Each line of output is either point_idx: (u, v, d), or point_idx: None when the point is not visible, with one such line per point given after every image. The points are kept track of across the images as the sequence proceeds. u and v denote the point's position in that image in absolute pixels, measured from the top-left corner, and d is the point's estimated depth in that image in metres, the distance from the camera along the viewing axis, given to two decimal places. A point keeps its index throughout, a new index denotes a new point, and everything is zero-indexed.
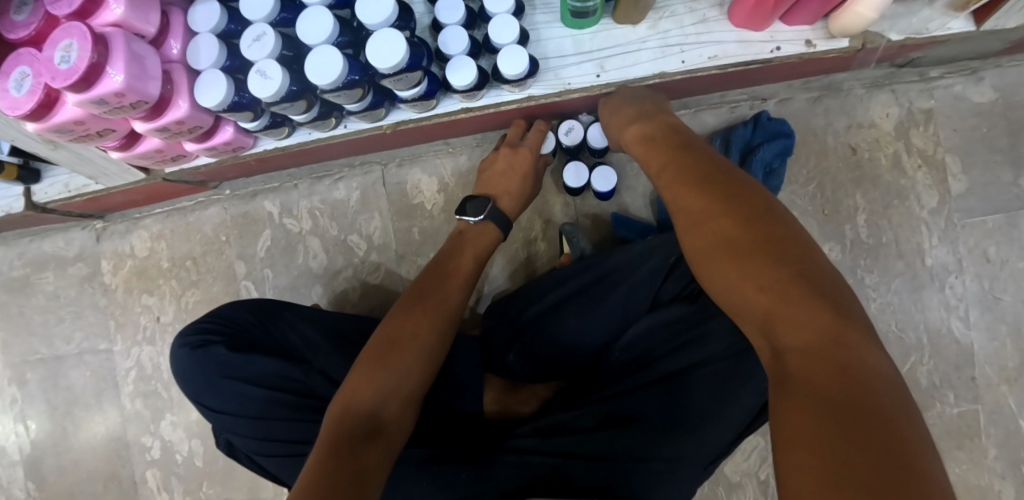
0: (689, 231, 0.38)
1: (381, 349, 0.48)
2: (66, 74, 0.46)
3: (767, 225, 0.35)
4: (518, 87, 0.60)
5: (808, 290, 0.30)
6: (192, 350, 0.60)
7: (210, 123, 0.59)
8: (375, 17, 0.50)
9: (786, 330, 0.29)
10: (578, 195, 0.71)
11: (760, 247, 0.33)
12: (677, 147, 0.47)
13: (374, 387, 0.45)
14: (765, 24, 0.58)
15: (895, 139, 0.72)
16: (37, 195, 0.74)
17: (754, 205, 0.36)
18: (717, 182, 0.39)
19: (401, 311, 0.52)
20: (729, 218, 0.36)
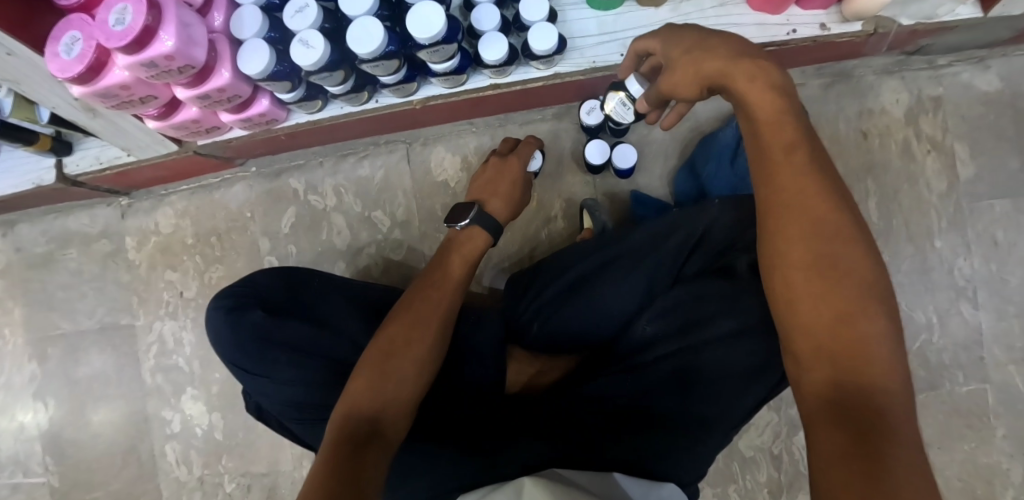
0: (785, 225, 0.35)
1: (385, 357, 0.48)
2: (121, 35, 0.48)
3: (837, 228, 0.34)
4: (546, 64, 0.62)
5: (854, 305, 0.32)
6: (225, 312, 0.62)
7: (248, 92, 0.61)
8: None
9: (823, 347, 0.32)
10: (598, 173, 0.73)
11: (823, 253, 0.33)
12: (771, 89, 0.38)
13: (380, 397, 0.45)
14: (783, 7, 0.61)
15: (905, 125, 0.75)
16: (69, 167, 0.75)
17: (831, 201, 0.35)
18: (804, 163, 0.36)
19: (405, 315, 0.52)
20: (808, 211, 0.34)
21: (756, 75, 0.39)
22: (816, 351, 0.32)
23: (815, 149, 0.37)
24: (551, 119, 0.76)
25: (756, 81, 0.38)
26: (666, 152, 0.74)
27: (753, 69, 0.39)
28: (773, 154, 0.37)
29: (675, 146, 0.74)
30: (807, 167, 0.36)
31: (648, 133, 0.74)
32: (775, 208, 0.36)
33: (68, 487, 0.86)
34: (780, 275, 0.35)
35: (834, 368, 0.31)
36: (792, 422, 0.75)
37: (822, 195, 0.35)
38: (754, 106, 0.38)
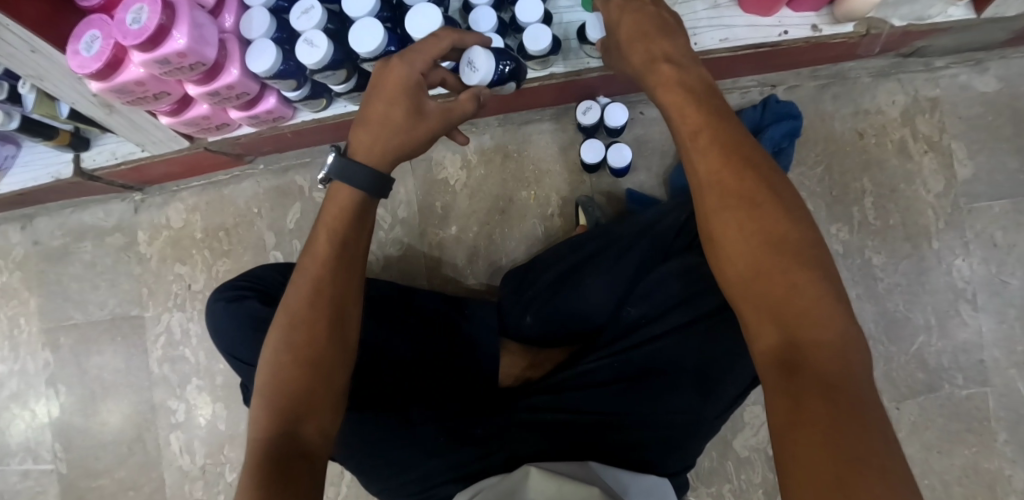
0: (710, 199, 0.36)
1: (289, 351, 0.40)
2: (137, 34, 0.51)
3: (762, 199, 0.35)
4: (542, 64, 0.64)
5: (789, 269, 0.32)
6: (227, 304, 0.64)
7: (256, 90, 0.64)
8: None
9: (766, 313, 0.32)
10: (594, 172, 0.74)
11: (747, 227, 0.34)
12: (687, 87, 0.41)
13: (295, 401, 0.38)
14: (774, 9, 0.62)
15: (902, 126, 0.75)
16: (86, 162, 0.78)
17: (750, 174, 0.36)
18: (721, 139, 0.37)
19: (297, 291, 0.42)
20: (728, 188, 0.36)
21: (671, 76, 0.42)
22: (766, 316, 0.32)
23: (731, 126, 0.38)
24: (549, 119, 0.77)
25: (668, 80, 0.42)
26: (662, 152, 0.75)
27: (667, 69, 0.43)
28: (691, 139, 0.38)
29: (670, 146, 0.75)
30: (721, 143, 0.37)
31: (644, 133, 0.76)
32: (699, 187, 0.37)
33: (76, 474, 0.89)
34: (720, 255, 0.36)
35: (783, 334, 0.31)
36: None
37: (754, 177, 0.36)
38: (671, 100, 0.41)
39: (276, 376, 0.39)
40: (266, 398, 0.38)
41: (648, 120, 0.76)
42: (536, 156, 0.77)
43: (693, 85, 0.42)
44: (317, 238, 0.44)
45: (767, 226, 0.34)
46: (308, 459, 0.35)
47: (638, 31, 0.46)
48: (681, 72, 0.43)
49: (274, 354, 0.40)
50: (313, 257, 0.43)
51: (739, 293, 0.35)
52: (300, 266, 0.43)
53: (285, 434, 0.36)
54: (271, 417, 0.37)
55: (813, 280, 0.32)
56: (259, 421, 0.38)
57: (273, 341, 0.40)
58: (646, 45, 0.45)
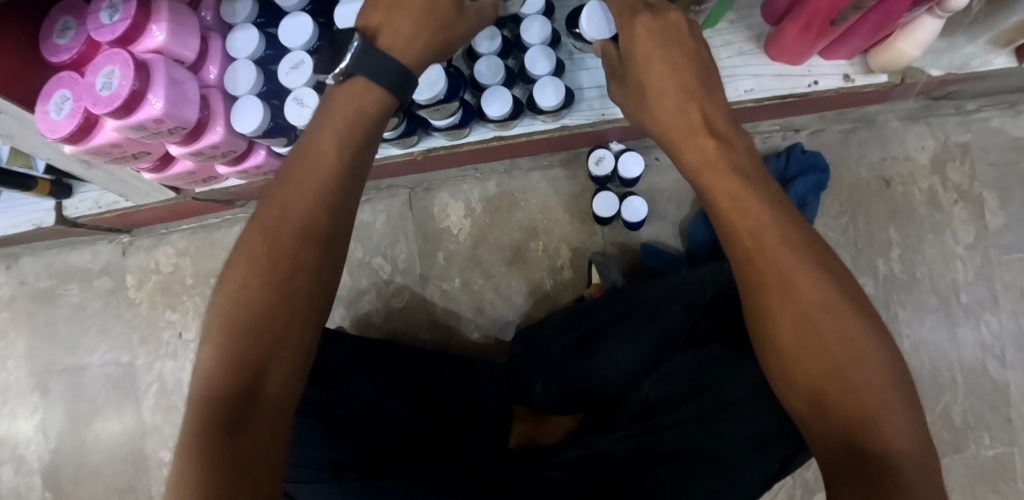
0: (774, 300, 0.34)
1: (254, 275, 0.32)
2: (108, 101, 0.47)
3: (834, 302, 0.34)
4: (554, 117, 0.59)
5: (860, 375, 0.32)
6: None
7: (244, 146, 0.59)
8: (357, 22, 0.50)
9: (834, 415, 0.33)
10: (607, 224, 0.70)
11: (814, 331, 0.33)
12: (738, 171, 0.37)
13: (254, 347, 0.31)
14: (805, 57, 0.58)
15: (931, 173, 0.71)
16: (69, 209, 0.74)
17: (819, 276, 0.34)
18: (788, 241, 0.35)
19: (278, 201, 0.34)
20: (794, 285, 0.34)
21: (723, 161, 0.38)
22: (825, 416, 0.33)
23: (792, 215, 0.36)
24: (560, 164, 0.73)
25: (717, 165, 0.37)
26: (678, 201, 0.71)
27: (714, 148, 0.38)
28: (753, 233, 0.35)
29: (686, 195, 0.71)
30: (789, 245, 0.35)
31: (659, 181, 0.72)
32: (763, 290, 0.35)
33: None
34: (773, 351, 0.35)
35: (847, 434, 0.32)
36: (807, 484, 0.72)
37: (816, 274, 0.34)
38: (724, 188, 0.37)
39: (234, 308, 0.31)
40: (222, 326, 0.31)
41: (664, 167, 0.72)
42: (544, 205, 0.73)
43: (749, 175, 0.37)
44: (314, 138, 0.35)
45: (829, 329, 0.33)
46: (264, 426, 0.30)
47: (675, 89, 0.40)
48: (728, 153, 0.38)
49: (236, 277, 0.32)
50: (305, 165, 0.35)
51: (797, 392, 0.34)
52: (284, 171, 0.35)
53: (237, 392, 0.30)
54: (224, 363, 0.30)
55: (873, 385, 0.32)
56: (205, 368, 0.31)
57: (240, 256, 0.33)
58: (690, 121, 0.39)
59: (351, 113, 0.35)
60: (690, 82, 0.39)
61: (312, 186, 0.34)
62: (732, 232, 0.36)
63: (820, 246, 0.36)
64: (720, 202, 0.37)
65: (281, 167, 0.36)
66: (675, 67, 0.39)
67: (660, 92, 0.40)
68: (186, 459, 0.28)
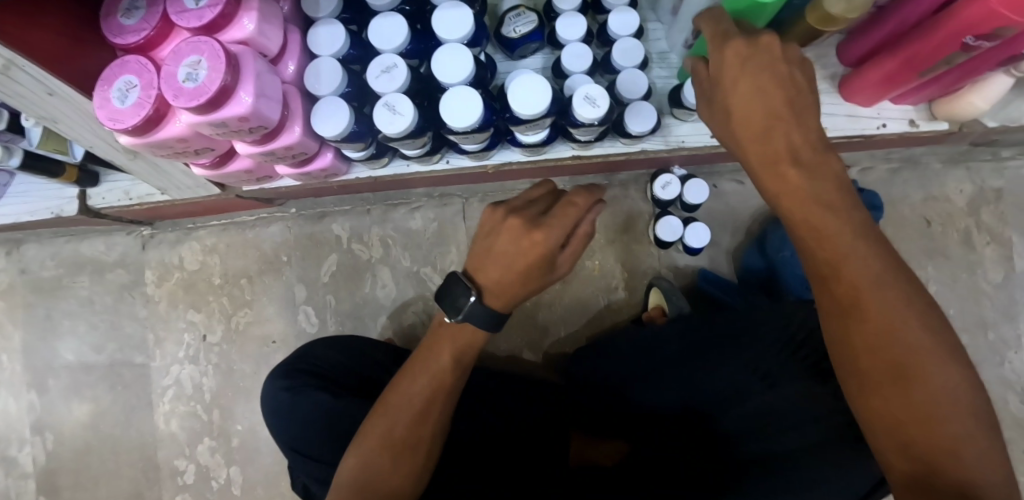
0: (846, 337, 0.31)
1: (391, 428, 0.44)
2: (196, 95, 0.44)
3: (902, 304, 0.29)
4: (636, 141, 0.58)
5: (925, 385, 0.29)
6: (290, 391, 0.54)
7: (314, 149, 0.56)
8: (451, 73, 0.49)
9: (892, 426, 0.30)
10: (665, 248, 0.70)
11: (876, 337, 0.30)
12: (823, 197, 0.31)
13: (381, 481, 0.43)
14: (878, 101, 0.60)
15: (967, 215, 0.74)
16: (93, 199, 0.68)
17: (884, 270, 0.30)
18: (847, 233, 0.30)
19: (424, 366, 0.46)
20: (869, 322, 0.29)
21: (793, 158, 0.31)
22: (899, 457, 0.29)
23: (875, 248, 0.30)
24: (618, 184, 0.73)
25: (800, 192, 0.31)
26: (734, 228, 0.72)
27: (797, 178, 0.31)
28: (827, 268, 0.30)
29: (743, 222, 0.72)
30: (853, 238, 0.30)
31: (716, 207, 0.72)
32: (822, 289, 0.31)
33: None
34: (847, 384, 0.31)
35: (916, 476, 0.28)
36: None
37: (891, 312, 0.29)
38: (788, 183, 0.31)
39: (370, 452, 0.44)
40: (359, 456, 0.44)
41: (721, 194, 0.72)
42: (602, 224, 0.72)
43: (830, 196, 0.31)
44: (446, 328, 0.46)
45: (904, 371, 0.29)
46: None
47: (758, 105, 0.32)
48: (813, 175, 0.31)
49: (377, 418, 0.45)
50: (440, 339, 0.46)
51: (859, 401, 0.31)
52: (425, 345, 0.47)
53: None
54: (356, 485, 0.43)
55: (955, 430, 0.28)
56: (346, 481, 0.44)
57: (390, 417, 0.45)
58: (768, 106, 0.31)
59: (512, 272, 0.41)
60: (777, 99, 0.31)
61: (445, 355, 0.45)
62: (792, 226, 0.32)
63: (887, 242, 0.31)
64: (796, 234, 0.32)
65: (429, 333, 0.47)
66: (765, 79, 0.31)
67: (744, 110, 0.32)
68: None
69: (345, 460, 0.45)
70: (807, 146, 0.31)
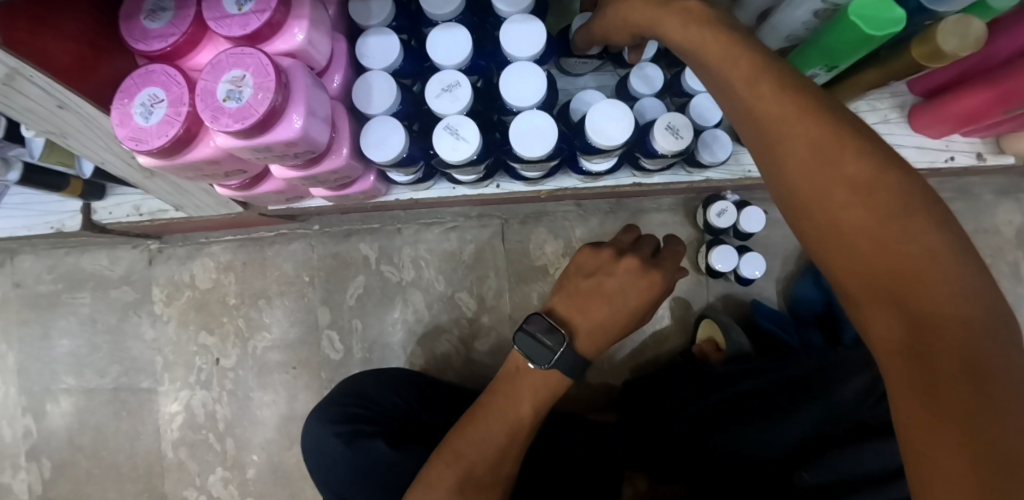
0: (903, 393, 0.22)
1: (468, 466, 0.43)
2: (241, 115, 0.39)
3: (958, 286, 0.22)
4: (703, 170, 0.54)
5: (1010, 397, 0.20)
6: (344, 440, 0.48)
7: (359, 173, 0.51)
8: (522, 96, 0.44)
9: (943, 450, 0.20)
10: (716, 276, 0.67)
11: (926, 327, 0.22)
12: (876, 200, 0.24)
13: None
14: (948, 134, 0.57)
15: (1016, 247, 0.72)
16: (98, 213, 0.61)
17: (939, 248, 0.23)
18: (880, 195, 0.24)
19: (509, 407, 0.45)
20: (950, 366, 0.21)
21: (820, 143, 0.25)
22: None
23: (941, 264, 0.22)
24: (666, 207, 0.69)
25: (840, 197, 0.24)
26: (786, 257, 0.69)
27: (836, 177, 0.24)
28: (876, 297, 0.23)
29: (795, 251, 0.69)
30: (887, 204, 0.23)
31: (767, 234, 0.69)
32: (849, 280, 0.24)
33: None
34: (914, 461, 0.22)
35: None
36: None
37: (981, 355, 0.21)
38: (803, 165, 0.25)
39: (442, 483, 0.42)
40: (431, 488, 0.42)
41: (772, 220, 0.69)
42: None
43: (885, 196, 0.24)
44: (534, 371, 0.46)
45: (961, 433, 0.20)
46: None
47: (791, 105, 0.25)
48: (860, 171, 0.24)
49: (451, 452, 0.44)
50: (529, 382, 0.46)
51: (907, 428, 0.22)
52: (499, 390, 0.46)
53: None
54: None
55: None
56: None
57: (465, 471, 0.43)
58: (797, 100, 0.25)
59: (603, 312, 0.46)
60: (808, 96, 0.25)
61: (530, 398, 0.45)
62: (801, 206, 0.26)
63: (956, 228, 0.23)
64: (834, 254, 0.25)
65: (509, 368, 0.47)
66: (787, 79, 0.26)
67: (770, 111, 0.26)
68: None
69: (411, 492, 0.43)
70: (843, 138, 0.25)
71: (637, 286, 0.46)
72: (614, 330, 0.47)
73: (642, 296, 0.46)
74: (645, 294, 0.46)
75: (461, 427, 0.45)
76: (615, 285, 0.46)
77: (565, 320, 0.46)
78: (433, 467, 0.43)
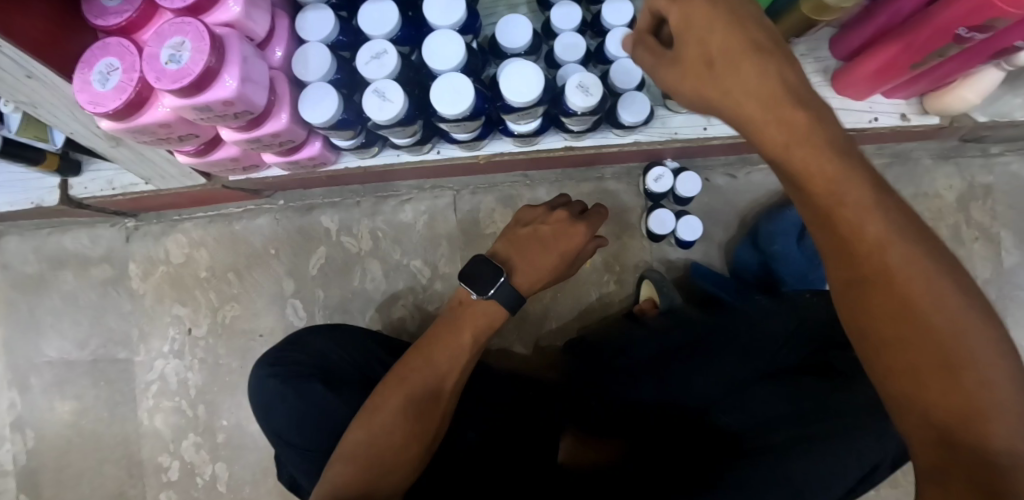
0: (909, 411, 0.25)
1: (409, 395, 0.46)
2: (178, 76, 0.43)
3: (934, 296, 0.25)
4: (628, 132, 0.58)
5: (995, 399, 0.23)
6: (284, 382, 0.52)
7: (302, 137, 0.55)
8: (442, 61, 0.48)
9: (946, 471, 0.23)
10: (657, 241, 0.70)
11: (911, 345, 0.25)
12: (876, 216, 0.25)
13: (397, 444, 0.43)
14: (870, 95, 0.60)
15: (957, 211, 0.75)
16: (74, 189, 0.66)
17: (915, 260, 0.25)
18: (873, 216, 0.25)
19: (452, 342, 0.48)
20: (944, 381, 0.24)
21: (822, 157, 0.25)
22: None
23: (925, 279, 0.25)
24: (611, 177, 0.72)
25: (836, 219, 0.25)
26: (727, 223, 0.72)
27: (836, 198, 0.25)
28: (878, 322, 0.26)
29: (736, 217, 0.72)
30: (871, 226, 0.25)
31: (710, 201, 0.72)
32: (850, 310, 0.27)
33: None
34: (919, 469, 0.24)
35: None
36: None
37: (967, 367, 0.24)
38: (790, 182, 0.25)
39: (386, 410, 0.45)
40: (374, 416, 0.45)
41: (714, 188, 0.72)
42: None
43: (879, 208, 0.25)
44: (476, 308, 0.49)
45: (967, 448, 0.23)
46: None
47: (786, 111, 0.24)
48: (862, 189, 0.25)
49: (394, 382, 0.47)
50: (471, 316, 0.49)
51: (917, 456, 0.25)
52: (441, 327, 0.50)
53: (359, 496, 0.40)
54: (368, 442, 0.43)
55: None
56: (358, 436, 0.44)
57: (413, 394, 0.46)
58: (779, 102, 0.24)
59: (540, 256, 0.50)
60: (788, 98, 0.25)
61: (470, 332, 0.48)
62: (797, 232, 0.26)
63: (925, 234, 0.26)
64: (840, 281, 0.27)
65: (451, 308, 0.51)
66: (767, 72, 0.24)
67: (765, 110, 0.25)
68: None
69: (353, 423, 0.45)
70: (838, 147, 0.25)
71: (569, 232, 0.51)
72: (552, 269, 0.50)
73: (574, 240, 0.51)
74: (576, 240, 0.51)
75: (406, 357, 0.49)
76: (548, 231, 0.51)
77: (506, 260, 0.50)
78: (376, 398, 0.46)
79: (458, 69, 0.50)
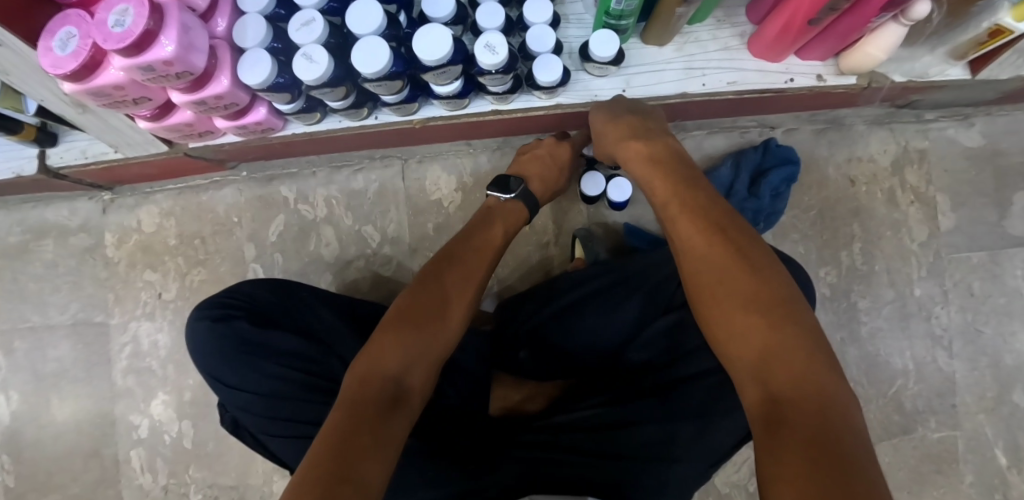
0: (704, 281, 0.42)
1: (445, 283, 0.51)
2: (120, 38, 0.46)
3: (725, 215, 0.45)
4: (549, 94, 0.62)
5: (762, 260, 0.40)
6: (216, 322, 0.58)
7: (246, 101, 0.61)
8: (362, 25, 0.52)
9: (742, 308, 0.38)
10: (593, 203, 0.74)
11: (717, 237, 0.43)
12: (675, 182, 0.51)
13: (434, 322, 0.47)
14: (783, 56, 0.63)
15: (891, 175, 0.77)
16: (52, 158, 0.72)
17: (688, 200, 0.48)
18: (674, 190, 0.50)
19: (482, 250, 0.56)
20: (721, 259, 0.41)
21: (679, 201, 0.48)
22: (762, 376, 0.34)
23: (714, 212, 0.46)
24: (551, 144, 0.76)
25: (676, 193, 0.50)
26: None
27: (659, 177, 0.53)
28: (684, 238, 0.45)
29: None
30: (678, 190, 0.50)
31: None
32: (677, 235, 0.46)
33: (25, 488, 0.81)
34: (714, 318, 0.40)
35: (771, 388, 0.33)
36: None
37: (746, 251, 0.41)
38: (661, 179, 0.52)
39: (425, 295, 0.49)
40: (411, 302, 0.48)
41: None
42: None
43: (688, 183, 0.50)
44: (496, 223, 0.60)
45: (762, 293, 0.38)
46: (423, 372, 0.44)
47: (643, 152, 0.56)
48: (656, 169, 0.54)
49: (434, 273, 0.52)
50: (494, 233, 0.58)
51: (729, 353, 0.37)
52: (466, 236, 0.57)
53: (393, 381, 0.41)
54: (412, 314, 0.47)
55: (790, 331, 0.35)
56: (400, 313, 0.47)
57: (432, 316, 0.47)
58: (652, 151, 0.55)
59: (546, 166, 0.67)
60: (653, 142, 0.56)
61: (497, 244, 0.58)
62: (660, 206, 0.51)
63: (702, 188, 0.49)
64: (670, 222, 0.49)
65: (473, 224, 0.59)
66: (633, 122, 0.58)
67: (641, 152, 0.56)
68: (375, 365, 0.42)
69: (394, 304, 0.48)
70: (661, 154, 0.55)
71: (559, 145, 0.68)
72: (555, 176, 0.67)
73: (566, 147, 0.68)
74: (571, 147, 0.68)
75: (434, 261, 0.53)
76: (547, 147, 0.68)
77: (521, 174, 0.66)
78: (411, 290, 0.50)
79: (379, 33, 0.54)
